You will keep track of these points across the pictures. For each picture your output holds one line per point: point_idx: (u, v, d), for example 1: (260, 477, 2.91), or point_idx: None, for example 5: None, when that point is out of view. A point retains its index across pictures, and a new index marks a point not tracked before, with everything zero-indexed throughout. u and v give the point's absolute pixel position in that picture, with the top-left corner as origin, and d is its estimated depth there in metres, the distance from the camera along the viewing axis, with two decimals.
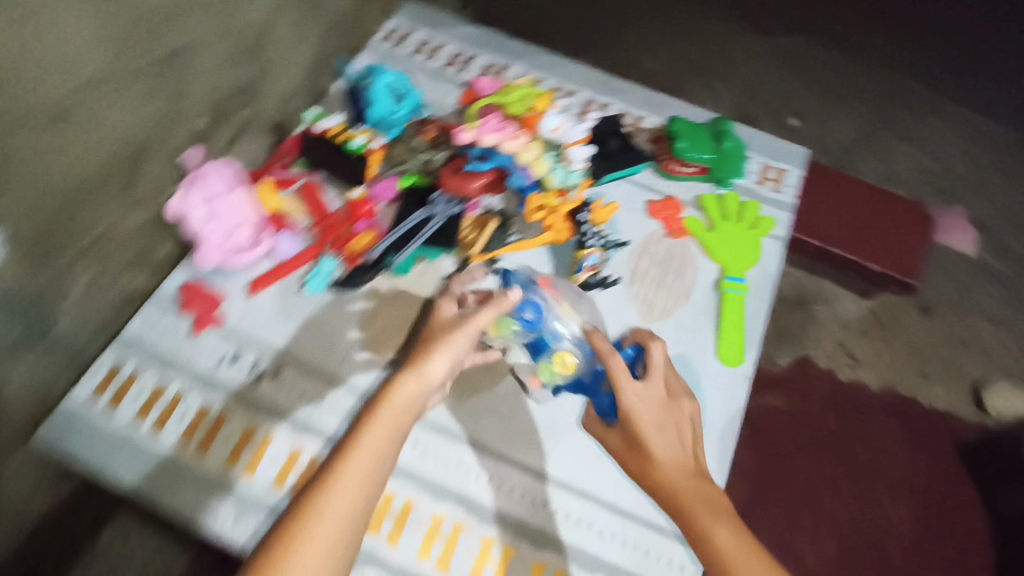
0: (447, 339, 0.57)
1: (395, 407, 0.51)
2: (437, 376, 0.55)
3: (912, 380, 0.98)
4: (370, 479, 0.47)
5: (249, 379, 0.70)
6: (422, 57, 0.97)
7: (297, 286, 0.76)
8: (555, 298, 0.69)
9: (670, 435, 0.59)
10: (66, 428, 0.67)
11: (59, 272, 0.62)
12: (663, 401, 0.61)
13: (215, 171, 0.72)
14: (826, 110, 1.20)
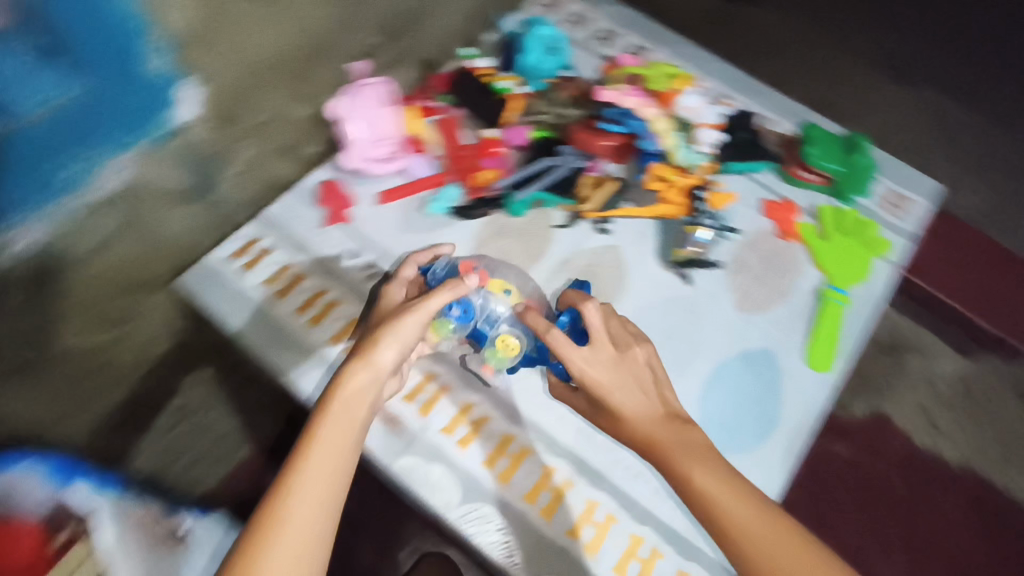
0: (392, 323, 0.57)
1: (345, 401, 0.53)
2: (385, 365, 0.56)
3: (993, 464, 1.02)
4: (333, 462, 0.49)
5: (365, 276, 0.76)
6: (569, 26, 0.98)
7: (418, 206, 0.81)
8: (482, 282, 0.68)
9: (627, 389, 0.60)
10: (201, 277, 0.73)
11: (231, 138, 0.70)
12: (612, 359, 0.61)
13: (377, 84, 0.79)
14: (962, 173, 1.17)
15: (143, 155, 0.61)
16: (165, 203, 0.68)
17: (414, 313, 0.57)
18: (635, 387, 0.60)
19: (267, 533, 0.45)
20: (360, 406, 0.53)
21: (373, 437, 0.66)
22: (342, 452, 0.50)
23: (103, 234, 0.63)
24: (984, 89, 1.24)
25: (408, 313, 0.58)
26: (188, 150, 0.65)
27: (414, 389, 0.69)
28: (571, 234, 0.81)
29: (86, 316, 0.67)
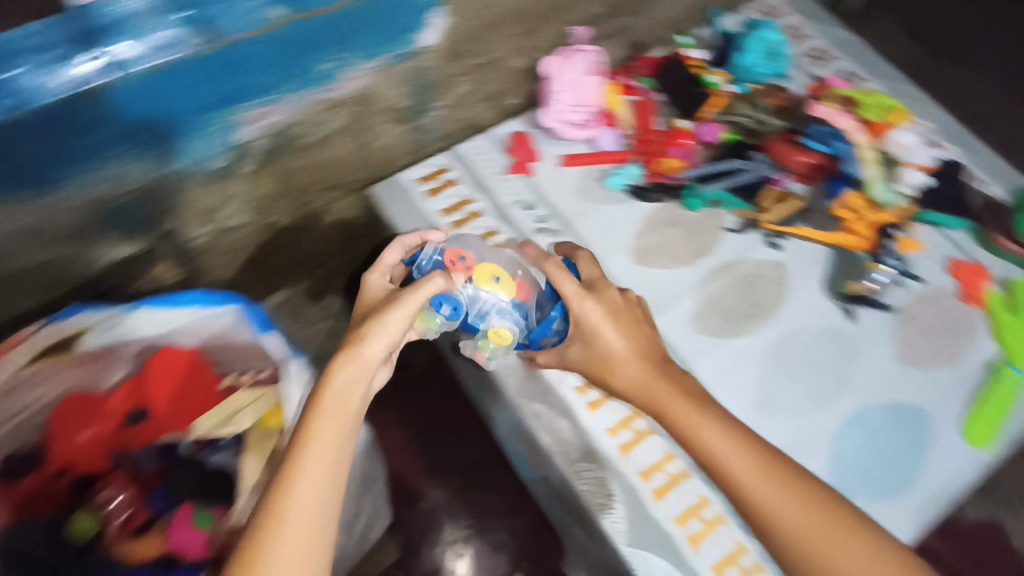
0: (379, 317, 0.54)
1: (338, 398, 0.50)
2: (375, 357, 0.52)
3: None
4: (330, 464, 0.46)
5: (534, 227, 0.79)
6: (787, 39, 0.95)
7: (598, 176, 0.83)
8: (467, 273, 0.63)
9: (627, 329, 0.61)
10: (390, 192, 0.80)
11: (454, 75, 0.75)
12: (611, 296, 0.62)
13: (589, 54, 0.81)
14: None
15: (382, 67, 0.67)
16: (383, 119, 0.73)
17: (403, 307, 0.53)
18: (636, 322, 0.62)
19: (267, 535, 0.42)
20: (351, 401, 0.50)
21: (512, 376, 0.70)
22: (337, 449, 0.47)
23: (327, 132, 0.70)
24: None
25: (395, 307, 0.54)
26: (418, 73, 0.70)
27: None
28: (740, 240, 0.80)
29: (289, 202, 0.77)
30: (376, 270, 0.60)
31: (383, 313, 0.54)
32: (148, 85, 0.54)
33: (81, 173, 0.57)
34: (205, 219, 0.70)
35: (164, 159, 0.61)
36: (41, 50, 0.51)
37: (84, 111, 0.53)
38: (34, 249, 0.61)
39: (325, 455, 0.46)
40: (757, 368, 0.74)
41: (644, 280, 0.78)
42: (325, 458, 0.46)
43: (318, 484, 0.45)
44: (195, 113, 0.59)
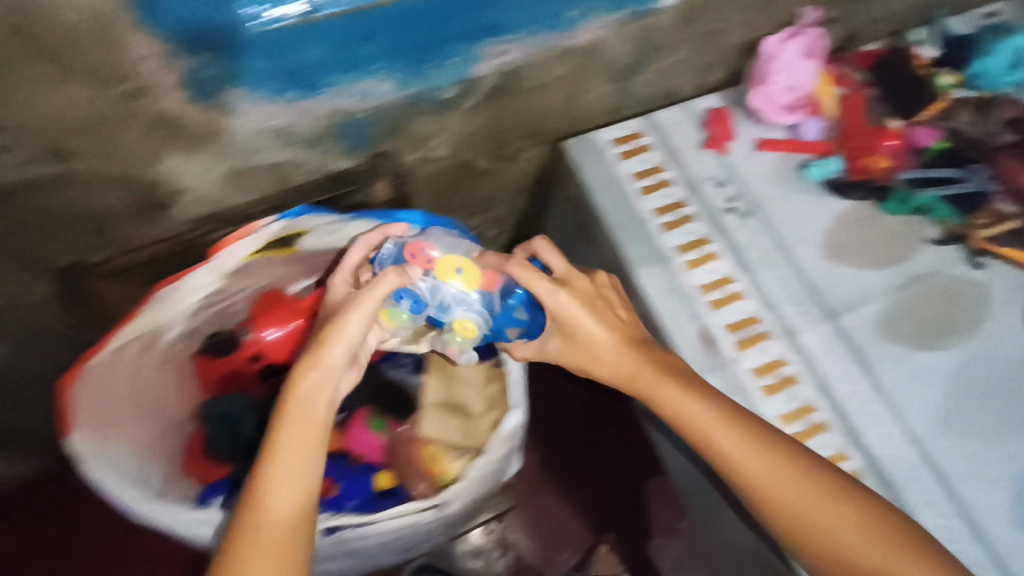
0: (337, 320, 0.54)
1: (303, 404, 0.51)
2: (338, 361, 0.53)
3: None
4: (298, 472, 0.49)
5: (724, 206, 0.79)
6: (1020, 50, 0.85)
7: (795, 165, 0.81)
8: (426, 266, 0.59)
9: (603, 320, 0.62)
10: (586, 148, 0.80)
11: (678, 41, 0.74)
12: (584, 287, 0.62)
13: (810, 35, 0.77)
14: None
15: (622, 22, 0.68)
16: (601, 74, 0.74)
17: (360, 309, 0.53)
18: (611, 316, 0.63)
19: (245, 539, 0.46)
20: (315, 406, 0.51)
21: (691, 348, 0.71)
22: (306, 456, 0.50)
23: (549, 78, 0.71)
24: None
25: (353, 307, 0.54)
26: (650, 32, 0.71)
27: (739, 323, 0.72)
28: (940, 253, 0.77)
29: (488, 142, 0.78)
30: (339, 273, 0.60)
31: (339, 317, 0.53)
32: (421, 10, 0.57)
33: (341, 85, 0.61)
34: (416, 145, 0.73)
35: (407, 82, 0.64)
36: None
37: (357, 25, 0.55)
38: (281, 145, 0.65)
39: (291, 466, 0.49)
40: (941, 385, 0.71)
41: (830, 275, 0.76)
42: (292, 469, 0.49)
43: (282, 504, 0.47)
44: (448, 41, 0.61)
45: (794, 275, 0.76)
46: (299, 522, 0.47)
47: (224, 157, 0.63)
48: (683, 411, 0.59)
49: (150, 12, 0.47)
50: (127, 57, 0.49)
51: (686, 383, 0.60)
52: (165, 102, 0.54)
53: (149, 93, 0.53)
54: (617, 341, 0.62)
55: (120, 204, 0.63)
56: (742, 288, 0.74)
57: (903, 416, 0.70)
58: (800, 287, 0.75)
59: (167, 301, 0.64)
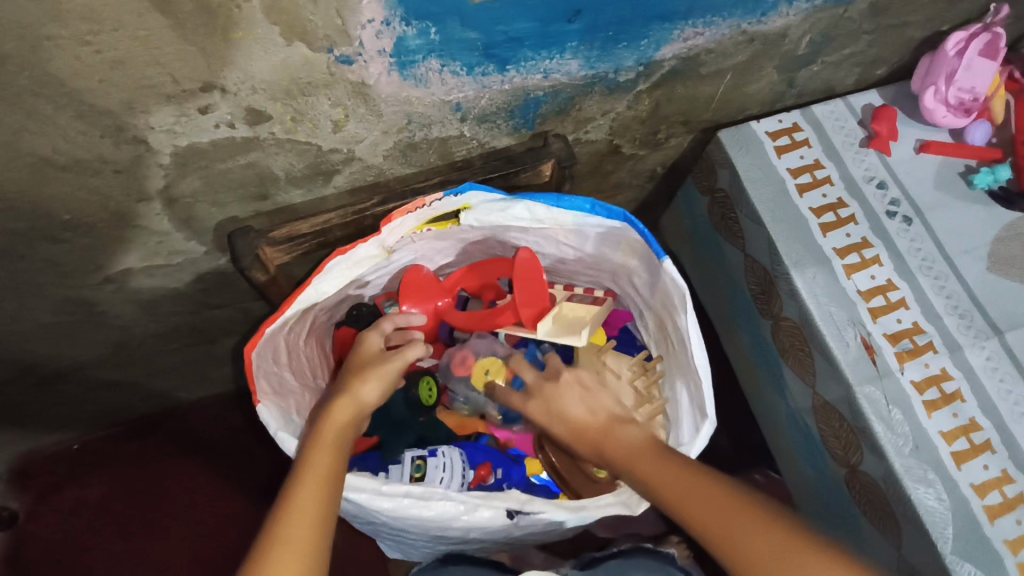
0: (372, 364, 0.59)
1: (332, 427, 0.54)
2: (370, 397, 0.57)
3: None
4: (321, 480, 0.50)
5: (885, 209, 0.75)
6: None
7: (960, 171, 0.78)
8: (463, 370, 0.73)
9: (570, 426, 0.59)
10: (742, 138, 0.77)
11: (857, 33, 0.71)
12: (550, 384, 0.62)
13: (993, 35, 0.72)
14: None
15: (815, 9, 0.65)
16: (774, 64, 0.71)
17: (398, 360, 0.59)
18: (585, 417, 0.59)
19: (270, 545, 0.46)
20: (340, 430, 0.54)
21: (851, 354, 0.68)
22: (332, 474, 0.51)
23: (725, 65, 0.69)
24: None
25: (390, 358, 0.60)
26: (837, 22, 0.68)
27: (900, 333, 0.69)
28: None
29: (643, 127, 0.76)
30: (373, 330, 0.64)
31: (380, 360, 0.59)
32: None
33: (535, 60, 0.58)
34: (577, 127, 0.71)
35: (593, 60, 0.61)
36: None
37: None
38: (457, 120, 0.62)
39: (319, 473, 0.50)
40: None
41: (997, 288, 0.72)
42: (318, 475, 0.50)
43: (310, 504, 0.48)
44: (647, 20, 0.59)
45: (958, 286, 0.72)
46: (325, 515, 0.48)
47: (396, 129, 0.60)
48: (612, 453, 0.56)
49: None
50: (353, 19, 0.47)
51: (626, 425, 0.58)
52: (367, 70, 0.52)
53: (358, 58, 0.51)
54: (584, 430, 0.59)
55: (293, 172, 0.61)
56: (903, 296, 0.71)
57: None
58: (963, 299, 0.71)
59: (335, 273, 0.60)
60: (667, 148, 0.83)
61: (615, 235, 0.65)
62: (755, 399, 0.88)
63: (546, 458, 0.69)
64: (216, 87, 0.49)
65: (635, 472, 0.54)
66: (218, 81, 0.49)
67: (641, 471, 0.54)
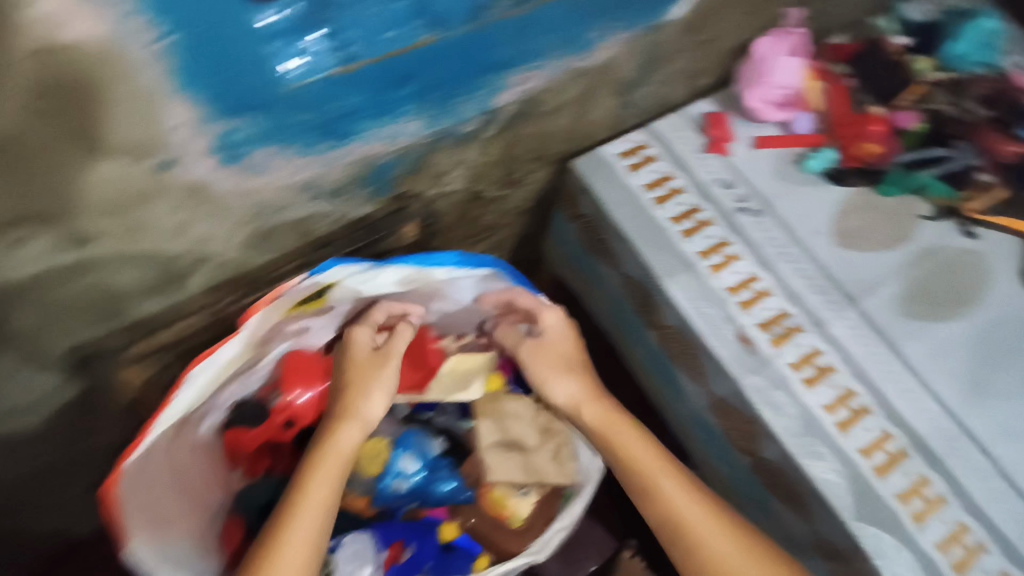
0: (373, 380, 0.64)
1: (336, 450, 0.59)
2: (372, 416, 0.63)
3: None
4: (321, 511, 0.55)
5: (736, 206, 0.80)
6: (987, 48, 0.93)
7: (794, 158, 0.84)
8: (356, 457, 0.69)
9: (558, 373, 0.67)
10: (595, 166, 0.81)
11: (676, 51, 0.76)
12: (548, 344, 0.68)
13: (796, 36, 0.81)
14: None
15: (633, 38, 0.68)
16: (607, 91, 0.75)
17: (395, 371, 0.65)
18: (588, 373, 0.67)
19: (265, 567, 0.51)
20: (344, 451, 0.60)
21: (731, 350, 0.71)
22: (329, 501, 0.57)
23: (562, 100, 0.71)
24: None
25: (389, 371, 0.64)
26: (656, 45, 0.72)
27: (770, 320, 0.73)
28: (937, 228, 0.81)
29: (500, 170, 0.78)
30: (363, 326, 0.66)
31: (383, 375, 0.64)
32: (455, 45, 0.56)
33: (374, 128, 0.59)
34: (434, 182, 0.71)
35: (435, 119, 0.62)
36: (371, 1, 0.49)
37: (395, 68, 0.54)
38: (308, 199, 0.61)
39: (319, 505, 0.55)
40: (964, 354, 0.73)
41: (847, 261, 0.78)
42: (319, 504, 0.55)
43: (309, 531, 0.54)
44: (475, 75, 0.60)
45: (812, 265, 0.77)
46: (318, 540, 0.54)
47: (250, 218, 0.58)
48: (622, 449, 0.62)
49: (189, 79, 0.44)
50: (158, 127, 0.45)
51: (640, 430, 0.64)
52: (194, 170, 0.50)
53: (184, 162, 0.49)
54: (607, 427, 0.64)
55: (140, 286, 0.58)
56: (767, 285, 0.75)
57: (936, 389, 0.71)
58: (819, 276, 0.77)
59: (199, 379, 0.57)
60: (529, 184, 0.86)
61: (490, 278, 0.66)
62: (661, 405, 0.91)
63: (466, 524, 0.69)
64: (26, 218, 0.45)
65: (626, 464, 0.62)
66: (26, 211, 0.45)
67: (643, 469, 0.61)
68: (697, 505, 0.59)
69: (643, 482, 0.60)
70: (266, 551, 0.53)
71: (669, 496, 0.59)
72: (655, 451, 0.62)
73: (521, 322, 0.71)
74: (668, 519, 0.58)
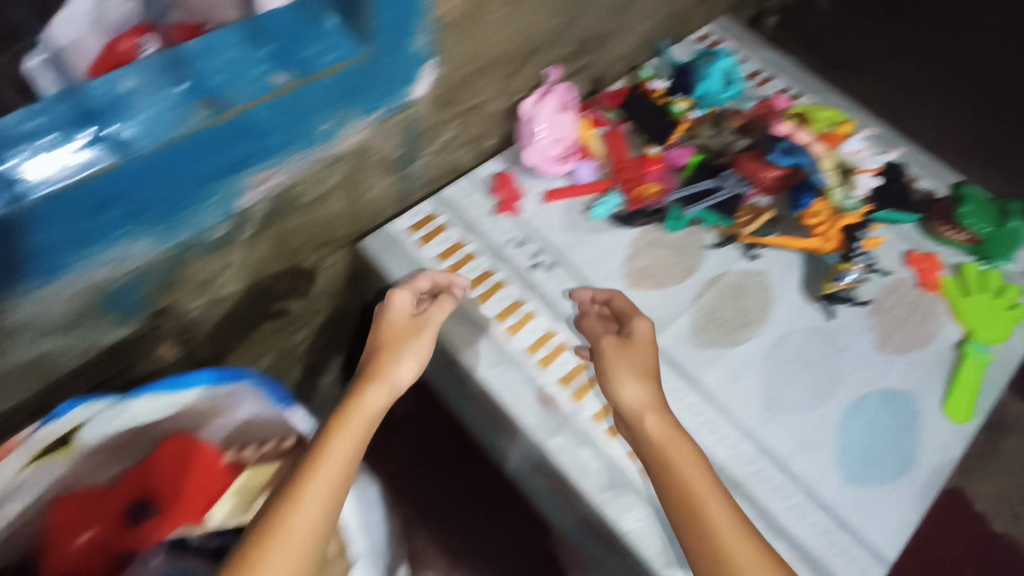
0: (406, 345, 0.68)
1: (363, 409, 0.61)
2: (405, 379, 0.66)
3: (1006, 517, 1.15)
4: (342, 470, 0.55)
5: (528, 263, 0.81)
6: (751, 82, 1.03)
7: (582, 208, 0.86)
8: None
9: (636, 373, 0.65)
10: (383, 244, 0.81)
11: (441, 123, 0.76)
12: (625, 350, 0.68)
13: (560, 91, 0.84)
14: None
15: (380, 120, 0.67)
16: (377, 170, 0.74)
17: (426, 341, 0.69)
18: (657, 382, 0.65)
19: (283, 522, 0.51)
20: (373, 410, 0.62)
21: (530, 413, 0.72)
22: (348, 462, 0.57)
23: (324, 189, 0.70)
24: None
25: (422, 337, 0.69)
26: (412, 123, 0.72)
27: (569, 375, 0.74)
28: (721, 254, 0.85)
29: (281, 263, 0.75)
30: (405, 289, 0.72)
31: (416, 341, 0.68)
32: (163, 157, 0.52)
33: (89, 258, 0.55)
34: (200, 289, 0.68)
35: (166, 234, 0.59)
36: (34, 135, 0.49)
37: (93, 193, 0.50)
38: (29, 340, 0.56)
39: (338, 462, 0.56)
40: (757, 374, 0.77)
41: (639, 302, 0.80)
42: (337, 465, 0.56)
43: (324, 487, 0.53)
44: (198, 185, 0.58)
45: None
46: (331, 502, 0.53)
47: None
48: (676, 458, 0.59)
49: None
50: None
51: (692, 444, 0.61)
52: None
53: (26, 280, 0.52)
54: (668, 440, 0.60)
55: None
56: (564, 338, 0.76)
57: (732, 412, 0.74)
58: None
59: None
60: (327, 267, 0.84)
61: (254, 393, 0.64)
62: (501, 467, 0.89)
63: None
64: None
65: (666, 467, 0.59)
66: None
67: (688, 480, 0.57)
68: (734, 524, 0.55)
69: (692, 506, 0.56)
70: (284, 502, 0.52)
71: (707, 505, 0.56)
72: (706, 474, 0.58)
73: (612, 322, 0.74)
74: (706, 531, 0.55)
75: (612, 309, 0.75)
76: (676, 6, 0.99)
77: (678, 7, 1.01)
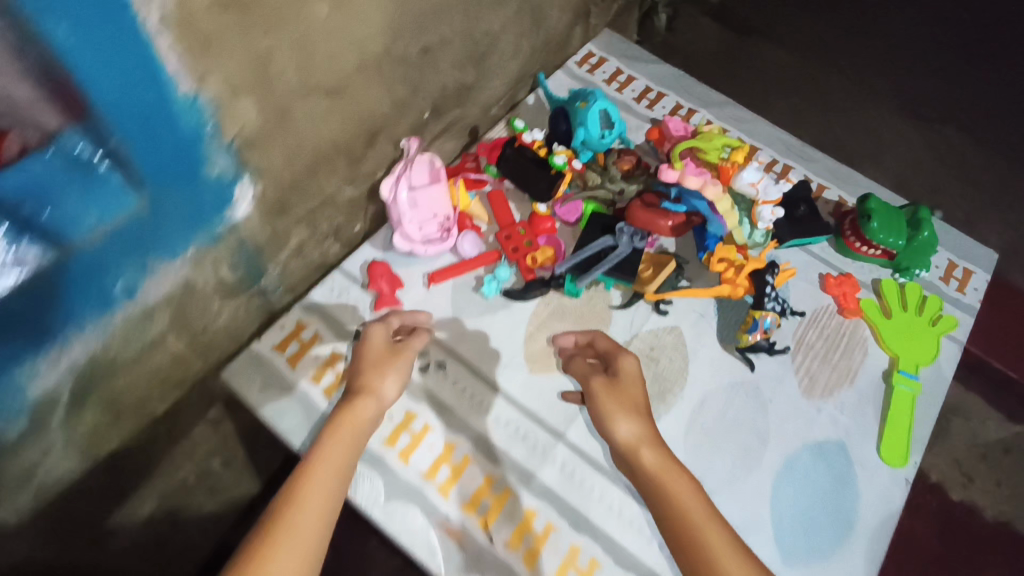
0: (394, 360, 0.64)
1: (354, 420, 0.57)
2: (392, 395, 0.62)
3: None
4: (339, 476, 0.52)
5: (416, 368, 0.72)
6: (641, 104, 0.96)
7: (472, 285, 0.78)
8: None
9: (630, 410, 0.60)
10: (246, 370, 0.71)
11: (284, 230, 0.66)
12: (628, 388, 0.62)
13: (421, 163, 0.74)
14: (983, 208, 1.21)
15: (191, 256, 0.57)
16: (216, 299, 0.64)
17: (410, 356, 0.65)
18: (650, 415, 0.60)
19: (278, 536, 0.46)
20: (361, 423, 0.58)
21: (434, 552, 0.63)
22: (342, 473, 0.53)
23: (150, 338, 0.59)
24: (998, 126, 1.29)
25: (404, 354, 0.65)
26: (243, 243, 0.62)
27: (475, 494, 0.66)
28: (628, 314, 0.78)
29: (123, 422, 0.65)
30: (380, 323, 0.68)
31: (402, 358, 0.64)
32: None
33: None
34: (18, 487, 0.58)
35: None
36: None
37: None
38: None
39: (332, 473, 0.52)
40: (680, 453, 0.70)
41: (548, 391, 0.72)
42: (329, 475, 0.52)
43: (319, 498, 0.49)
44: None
45: (510, 408, 0.71)
46: (327, 515, 0.49)
47: None
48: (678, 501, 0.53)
49: None
50: None
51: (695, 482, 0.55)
52: None
53: None
54: (665, 474, 0.55)
55: None
56: (465, 451, 0.68)
57: None
58: (522, 420, 0.70)
59: None
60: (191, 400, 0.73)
61: None
62: None
63: None
64: None
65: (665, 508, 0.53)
66: None
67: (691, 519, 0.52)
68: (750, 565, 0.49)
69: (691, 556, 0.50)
70: (274, 515, 0.47)
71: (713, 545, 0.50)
72: (710, 510, 0.53)
73: (599, 364, 0.67)
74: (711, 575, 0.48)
75: (597, 351, 0.69)
76: (547, 35, 0.91)
77: (548, 37, 0.92)
